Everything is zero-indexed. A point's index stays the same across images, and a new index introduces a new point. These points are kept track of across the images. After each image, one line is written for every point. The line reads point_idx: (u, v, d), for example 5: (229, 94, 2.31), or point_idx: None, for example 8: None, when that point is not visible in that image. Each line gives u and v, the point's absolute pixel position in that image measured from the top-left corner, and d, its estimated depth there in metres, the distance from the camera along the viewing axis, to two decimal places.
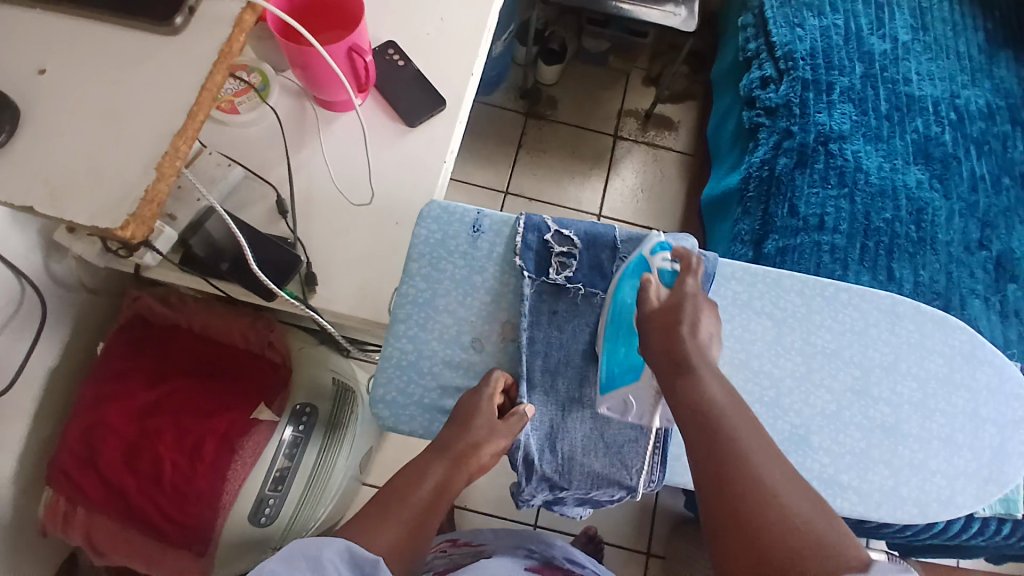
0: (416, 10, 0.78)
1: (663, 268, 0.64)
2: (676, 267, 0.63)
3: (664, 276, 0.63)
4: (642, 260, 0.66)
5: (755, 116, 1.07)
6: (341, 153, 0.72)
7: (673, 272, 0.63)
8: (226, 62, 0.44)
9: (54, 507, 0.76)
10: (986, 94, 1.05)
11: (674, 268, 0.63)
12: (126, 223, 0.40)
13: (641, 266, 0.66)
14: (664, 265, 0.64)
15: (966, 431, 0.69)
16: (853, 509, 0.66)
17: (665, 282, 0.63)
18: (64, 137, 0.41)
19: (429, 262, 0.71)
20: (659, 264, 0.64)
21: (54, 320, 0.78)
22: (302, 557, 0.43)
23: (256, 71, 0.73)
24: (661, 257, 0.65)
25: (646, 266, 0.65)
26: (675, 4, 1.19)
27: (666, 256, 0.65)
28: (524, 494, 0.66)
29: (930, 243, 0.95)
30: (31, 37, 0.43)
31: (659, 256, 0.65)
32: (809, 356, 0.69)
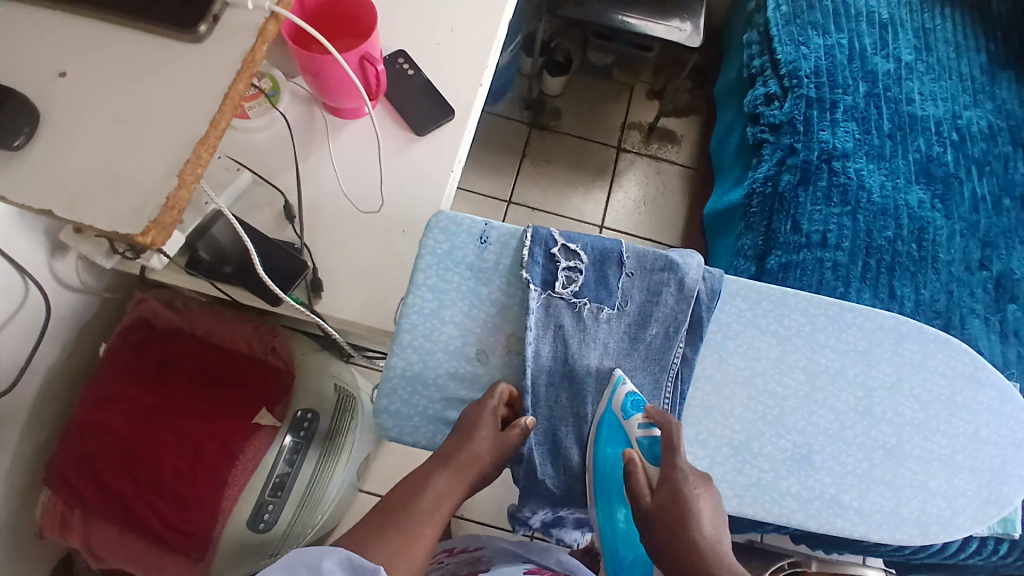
0: (426, 20, 0.79)
1: (643, 437, 0.63)
2: (655, 435, 0.62)
3: (648, 450, 0.62)
4: (616, 423, 0.64)
5: (759, 133, 1.08)
6: (349, 161, 0.72)
7: (653, 439, 0.62)
8: (248, 72, 0.44)
9: (52, 511, 0.75)
10: (987, 115, 1.06)
11: (653, 436, 0.62)
12: (146, 229, 0.40)
13: (619, 435, 0.64)
14: (642, 436, 0.63)
15: (967, 452, 0.70)
16: (854, 529, 0.66)
17: (651, 460, 0.62)
18: (85, 143, 0.41)
19: (436, 272, 0.70)
20: (637, 433, 0.63)
21: (58, 320, 0.78)
22: (303, 566, 0.43)
23: (267, 76, 0.73)
24: (636, 423, 0.63)
25: (624, 437, 0.64)
26: (680, 20, 1.21)
27: (640, 420, 0.63)
28: (525, 510, 0.67)
29: (931, 263, 0.95)
30: (52, 40, 0.43)
31: (634, 421, 0.63)
32: (813, 374, 0.69)
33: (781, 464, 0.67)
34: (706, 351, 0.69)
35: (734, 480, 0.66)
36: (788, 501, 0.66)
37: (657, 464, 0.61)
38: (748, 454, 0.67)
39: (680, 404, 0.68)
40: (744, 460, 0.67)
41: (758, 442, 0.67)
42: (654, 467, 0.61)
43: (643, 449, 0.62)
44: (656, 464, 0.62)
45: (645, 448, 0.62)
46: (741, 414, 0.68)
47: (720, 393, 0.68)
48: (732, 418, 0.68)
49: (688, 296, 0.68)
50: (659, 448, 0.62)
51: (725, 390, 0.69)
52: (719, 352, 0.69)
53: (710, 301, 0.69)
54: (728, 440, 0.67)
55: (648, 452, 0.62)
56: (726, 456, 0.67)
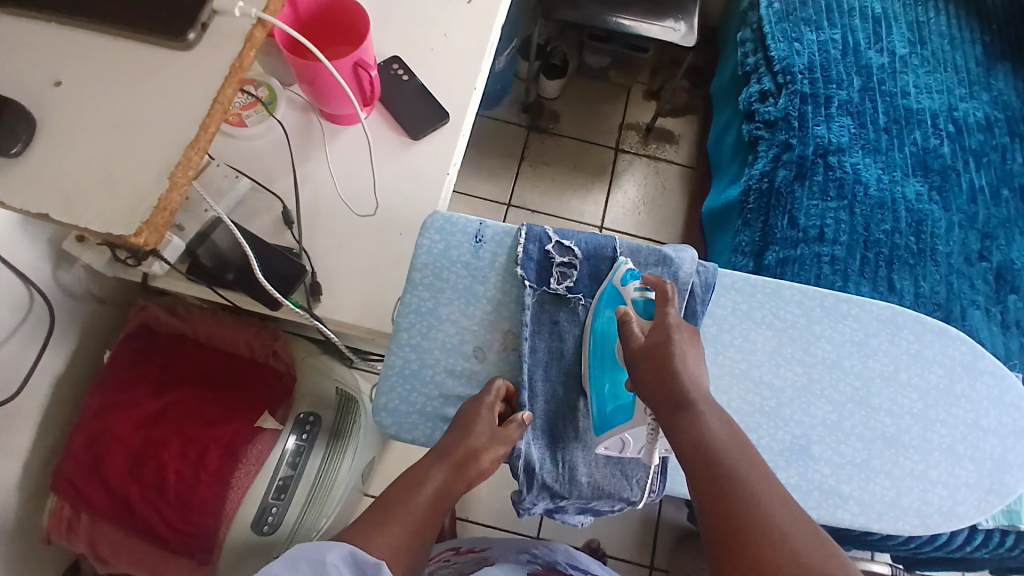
0: (419, 25, 0.80)
1: (639, 297, 0.62)
2: (650, 296, 0.62)
3: (642, 308, 0.62)
4: (614, 291, 0.66)
5: (754, 130, 1.08)
6: (346, 165, 0.73)
7: (648, 298, 0.62)
8: (236, 78, 0.45)
9: (58, 516, 0.76)
10: (984, 107, 1.06)
11: (648, 298, 0.62)
12: (140, 230, 0.41)
13: (617, 298, 0.66)
14: (637, 296, 0.63)
15: (967, 441, 0.70)
16: (854, 519, 0.66)
17: (644, 317, 0.62)
18: (80, 148, 0.42)
19: (433, 271, 0.72)
20: (632, 294, 0.63)
21: (62, 327, 0.79)
22: (305, 560, 0.44)
23: (264, 85, 0.75)
24: (633, 286, 0.63)
25: (619, 297, 0.65)
26: (674, 20, 1.22)
27: (636, 285, 0.64)
28: (524, 502, 0.65)
29: (930, 255, 0.95)
30: (46, 50, 0.44)
31: (632, 285, 0.64)
32: (809, 366, 0.70)
33: (780, 456, 0.67)
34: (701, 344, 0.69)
35: None
36: (788, 492, 0.66)
37: (650, 320, 0.61)
38: None
39: None
40: None
41: (756, 434, 0.67)
42: (647, 321, 0.61)
43: (636, 307, 0.62)
44: (649, 319, 0.61)
45: (639, 306, 0.62)
46: (738, 406, 0.68)
47: (718, 386, 0.68)
48: (730, 410, 0.68)
49: (681, 291, 0.69)
50: (655, 308, 0.61)
51: (722, 383, 0.69)
52: (715, 345, 0.70)
53: (705, 295, 0.69)
54: None
55: (641, 310, 0.62)
56: None
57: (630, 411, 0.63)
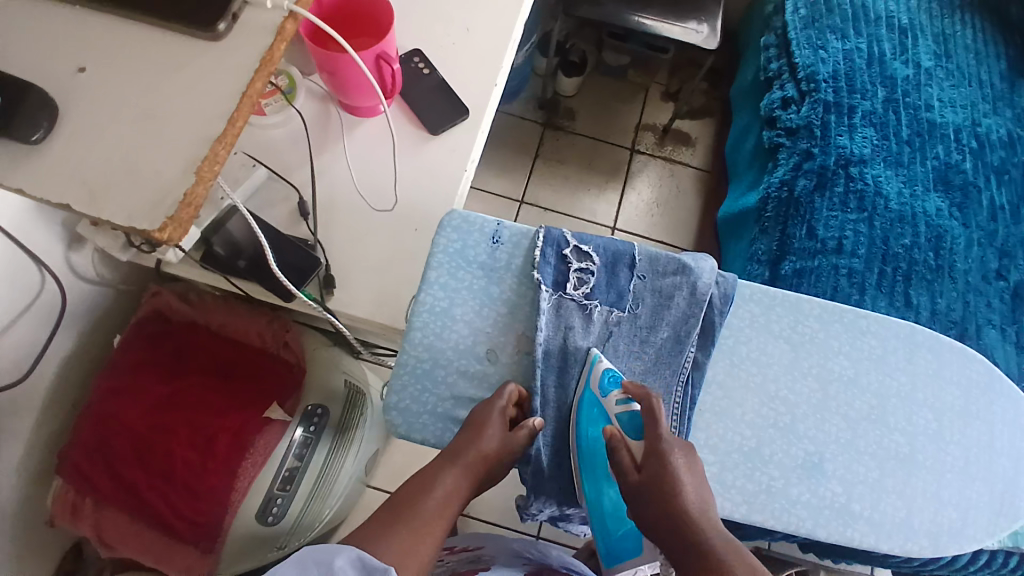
0: (442, 18, 0.79)
1: (623, 413, 0.64)
2: (635, 409, 0.64)
3: (629, 424, 0.64)
4: (596, 404, 0.65)
5: (775, 137, 1.07)
6: (364, 159, 0.73)
7: (632, 414, 0.64)
8: (267, 70, 0.44)
9: (63, 498, 0.75)
10: (1007, 123, 1.05)
11: (632, 412, 0.64)
12: (164, 226, 0.40)
13: (598, 412, 0.65)
14: (621, 412, 0.64)
15: (980, 463, 0.69)
16: (864, 539, 0.65)
17: (633, 435, 0.63)
18: (103, 139, 0.41)
19: (448, 271, 0.70)
20: (616, 410, 0.64)
21: (72, 310, 0.79)
22: (314, 563, 0.43)
23: (284, 73, 0.73)
24: (615, 399, 0.64)
25: (604, 415, 0.65)
26: (697, 22, 1.20)
27: (618, 397, 0.64)
28: (532, 507, 0.67)
29: (948, 272, 0.94)
30: (72, 36, 0.43)
31: (611, 397, 0.64)
32: (826, 382, 0.69)
33: (792, 471, 0.66)
34: (718, 355, 0.69)
35: (744, 486, 0.66)
36: (799, 508, 0.65)
37: (639, 437, 0.63)
38: (758, 461, 0.66)
39: (691, 410, 0.67)
40: (755, 467, 0.66)
41: (768, 449, 0.67)
42: (636, 441, 0.63)
43: (624, 425, 0.64)
44: (638, 438, 0.63)
45: (625, 423, 0.64)
46: (752, 419, 0.68)
47: (732, 398, 0.68)
48: (743, 423, 0.67)
49: (700, 300, 0.68)
50: (640, 421, 0.64)
51: (736, 394, 0.68)
52: (731, 357, 0.69)
53: (723, 305, 0.69)
54: (738, 446, 0.67)
55: (628, 427, 0.64)
56: (735, 461, 0.66)
57: (637, 538, 0.66)
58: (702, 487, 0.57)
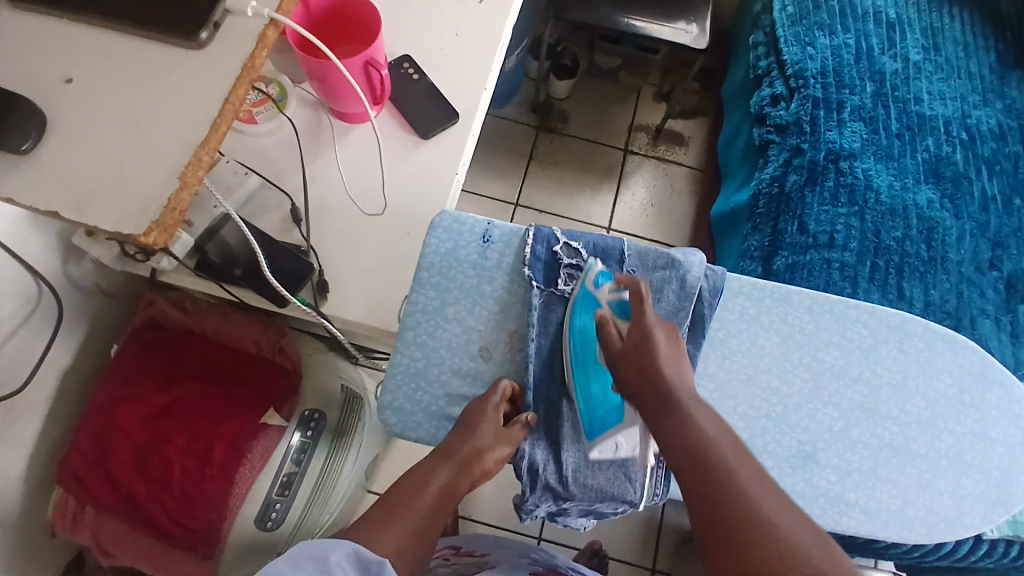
0: (431, 23, 0.80)
1: (613, 301, 0.66)
2: (625, 297, 0.66)
3: (618, 309, 0.66)
4: (588, 293, 0.68)
5: (765, 133, 1.08)
6: (355, 164, 0.73)
7: (622, 300, 0.66)
8: (249, 77, 0.45)
9: (63, 509, 0.77)
10: (997, 114, 1.05)
11: (622, 300, 0.66)
12: (149, 229, 0.41)
13: (591, 300, 0.68)
14: (612, 298, 0.66)
15: (975, 451, 0.69)
16: (860, 528, 0.65)
17: (622, 317, 0.65)
18: (90, 146, 0.42)
19: (439, 271, 0.71)
20: (608, 297, 0.67)
21: (70, 320, 0.80)
22: (309, 558, 0.43)
23: (275, 82, 0.75)
24: (607, 288, 0.67)
25: (595, 300, 0.67)
26: (686, 22, 1.21)
27: (612, 287, 0.67)
28: (527, 503, 0.65)
29: (941, 263, 0.94)
30: (59, 48, 0.44)
31: (605, 288, 0.67)
32: (817, 372, 0.69)
33: (785, 462, 0.67)
34: (709, 349, 0.69)
35: None
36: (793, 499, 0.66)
37: (628, 318, 0.65)
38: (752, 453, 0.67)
39: None
40: None
41: (762, 440, 0.67)
42: (625, 322, 0.65)
43: (613, 309, 0.66)
44: (627, 319, 0.65)
45: (614, 308, 0.66)
46: (745, 412, 0.68)
47: (725, 391, 0.68)
48: (736, 415, 0.68)
49: (690, 293, 0.68)
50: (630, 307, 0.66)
51: (729, 388, 0.68)
52: (722, 349, 0.69)
53: (712, 300, 0.69)
54: None
55: (618, 312, 0.66)
56: None
57: (620, 411, 0.66)
58: (681, 365, 0.59)
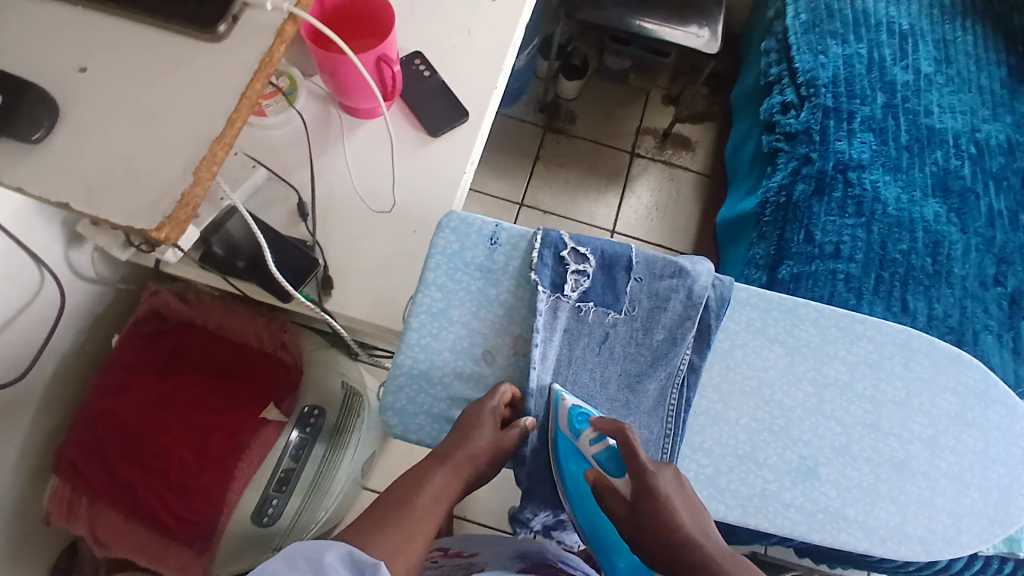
0: (444, 20, 0.80)
1: (599, 452, 0.61)
2: (611, 446, 0.61)
3: (608, 461, 0.61)
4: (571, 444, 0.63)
5: (774, 141, 1.08)
6: (363, 160, 0.73)
7: (609, 450, 0.61)
8: (265, 73, 0.44)
9: (59, 497, 0.76)
10: (1006, 129, 1.05)
11: (609, 447, 0.61)
12: (161, 225, 0.40)
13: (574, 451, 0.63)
14: (598, 450, 0.61)
15: (975, 470, 0.69)
16: (858, 543, 0.65)
17: (614, 472, 0.60)
18: (102, 138, 0.42)
19: (446, 272, 0.70)
20: (592, 448, 0.62)
21: (72, 308, 0.79)
22: (303, 559, 0.43)
23: (285, 74, 0.74)
24: (587, 437, 0.62)
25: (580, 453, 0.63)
26: (698, 26, 1.20)
27: (590, 435, 0.62)
28: (525, 512, 0.67)
29: (945, 277, 0.94)
30: (73, 36, 0.44)
31: (584, 435, 0.62)
32: (821, 386, 0.69)
33: (786, 475, 0.66)
34: (713, 359, 0.69)
35: (738, 490, 0.66)
36: (792, 512, 0.65)
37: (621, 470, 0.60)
38: (753, 465, 0.67)
39: (685, 410, 0.67)
40: (749, 470, 0.66)
41: (763, 453, 0.67)
42: (618, 478, 0.59)
43: (602, 462, 0.61)
44: (621, 474, 0.60)
45: (605, 460, 0.61)
46: (747, 424, 0.68)
47: (728, 402, 0.68)
48: (738, 427, 0.68)
49: (696, 304, 0.68)
50: (619, 456, 0.60)
51: (732, 399, 0.68)
52: (726, 360, 0.69)
53: (719, 310, 0.69)
54: (733, 450, 0.67)
55: (607, 463, 0.61)
56: (730, 465, 0.66)
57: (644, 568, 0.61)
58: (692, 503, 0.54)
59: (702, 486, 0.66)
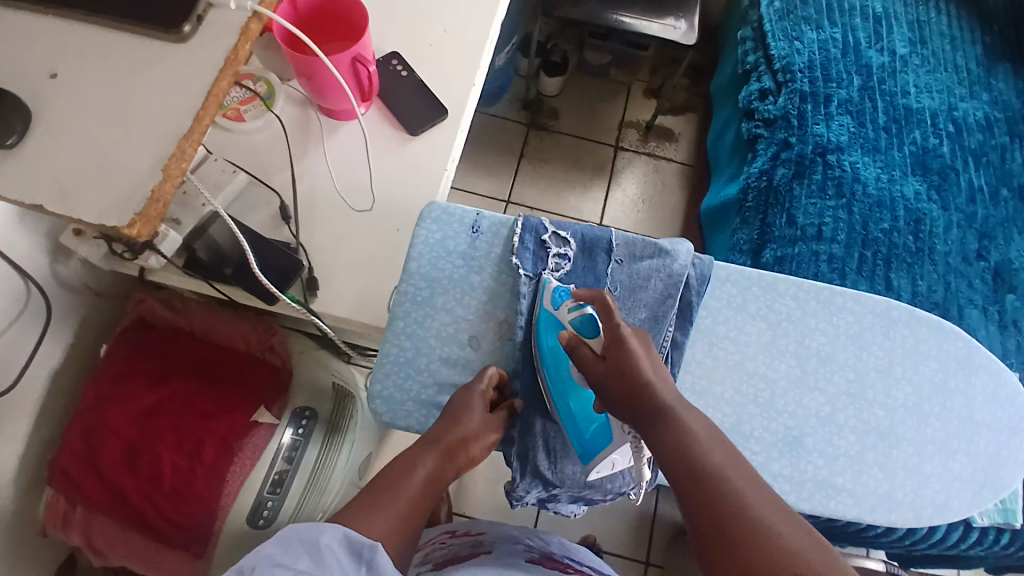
0: (421, 20, 0.80)
1: (576, 319, 0.63)
2: (587, 312, 0.62)
3: (583, 327, 0.62)
4: (550, 315, 0.66)
5: (753, 128, 1.08)
6: (343, 160, 0.73)
7: (586, 316, 0.62)
8: (232, 69, 0.45)
9: (54, 509, 0.76)
10: (984, 107, 1.06)
11: (585, 315, 0.62)
12: (133, 221, 0.41)
13: (554, 323, 0.65)
14: (574, 317, 0.63)
15: (962, 436, 0.70)
16: (847, 511, 0.66)
17: (591, 335, 0.62)
18: (73, 139, 0.42)
19: (429, 261, 0.71)
20: (568, 316, 0.64)
21: (59, 318, 0.79)
22: (299, 542, 0.43)
23: (263, 79, 0.75)
24: (566, 306, 0.64)
25: (558, 322, 0.65)
26: (675, 18, 1.21)
27: (569, 304, 0.64)
28: (518, 489, 0.66)
29: (928, 253, 0.95)
30: (42, 41, 0.44)
31: (564, 307, 0.64)
32: (804, 359, 0.70)
33: (773, 447, 0.67)
34: (696, 336, 0.70)
35: None
36: (781, 483, 0.66)
37: (598, 335, 0.62)
38: (740, 438, 0.67)
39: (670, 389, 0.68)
40: (736, 444, 0.67)
41: (749, 425, 0.68)
42: (595, 340, 0.62)
43: (579, 329, 0.62)
44: (597, 335, 0.62)
45: (580, 326, 0.62)
46: (732, 398, 0.68)
47: (713, 377, 0.69)
48: (723, 401, 0.68)
49: (677, 282, 0.69)
50: (596, 321, 0.62)
51: (716, 374, 0.69)
52: (709, 336, 0.70)
53: (700, 287, 0.69)
54: (719, 425, 0.67)
55: (583, 329, 0.62)
56: None
57: (609, 430, 0.63)
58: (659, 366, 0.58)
59: None
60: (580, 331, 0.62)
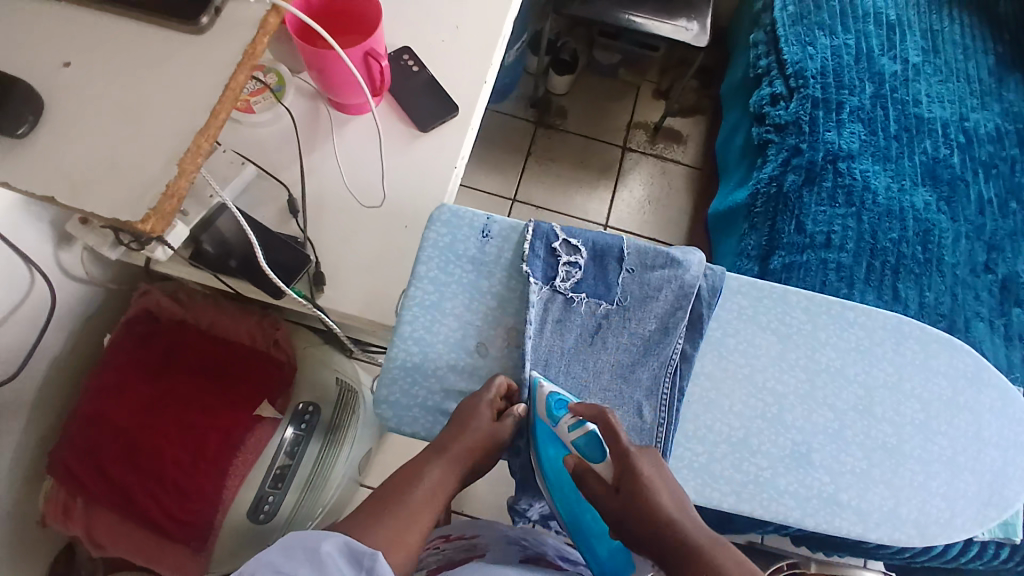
0: (432, 15, 0.79)
1: (578, 438, 0.60)
2: (590, 430, 0.59)
3: (588, 448, 0.60)
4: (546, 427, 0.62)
5: (764, 133, 1.08)
6: (353, 157, 0.73)
7: (589, 436, 0.60)
8: (249, 63, 0.44)
9: (54, 502, 0.76)
10: (995, 118, 1.06)
11: (588, 432, 0.60)
12: (147, 216, 0.40)
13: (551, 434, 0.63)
14: (577, 437, 0.60)
15: (968, 453, 0.69)
16: (852, 528, 0.65)
17: (596, 456, 0.60)
18: (87, 132, 0.42)
19: (438, 265, 0.70)
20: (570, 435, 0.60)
21: (63, 309, 0.79)
22: (301, 549, 0.43)
23: (273, 71, 0.74)
24: (565, 424, 0.60)
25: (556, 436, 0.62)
26: (687, 19, 1.20)
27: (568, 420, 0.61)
28: (522, 503, 0.70)
29: (936, 265, 0.95)
30: (56, 31, 0.44)
31: (563, 421, 0.61)
32: (813, 373, 0.69)
33: (779, 462, 0.67)
34: (705, 347, 0.69)
35: (732, 476, 0.66)
36: (786, 498, 0.66)
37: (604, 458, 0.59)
38: (746, 452, 0.67)
39: (679, 399, 0.67)
40: (743, 457, 0.67)
41: (756, 439, 0.67)
42: (601, 463, 0.59)
43: (581, 449, 0.60)
44: (602, 457, 0.60)
45: (584, 446, 0.60)
46: (739, 411, 0.68)
47: (720, 389, 0.68)
48: (731, 414, 0.68)
49: (688, 294, 0.68)
50: (601, 441, 0.60)
51: (724, 386, 0.69)
52: (718, 347, 0.70)
53: (711, 298, 0.69)
54: (726, 437, 0.67)
55: (587, 449, 0.60)
56: (723, 452, 0.67)
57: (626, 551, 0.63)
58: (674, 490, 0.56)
59: (697, 474, 0.66)
60: (584, 455, 0.60)
